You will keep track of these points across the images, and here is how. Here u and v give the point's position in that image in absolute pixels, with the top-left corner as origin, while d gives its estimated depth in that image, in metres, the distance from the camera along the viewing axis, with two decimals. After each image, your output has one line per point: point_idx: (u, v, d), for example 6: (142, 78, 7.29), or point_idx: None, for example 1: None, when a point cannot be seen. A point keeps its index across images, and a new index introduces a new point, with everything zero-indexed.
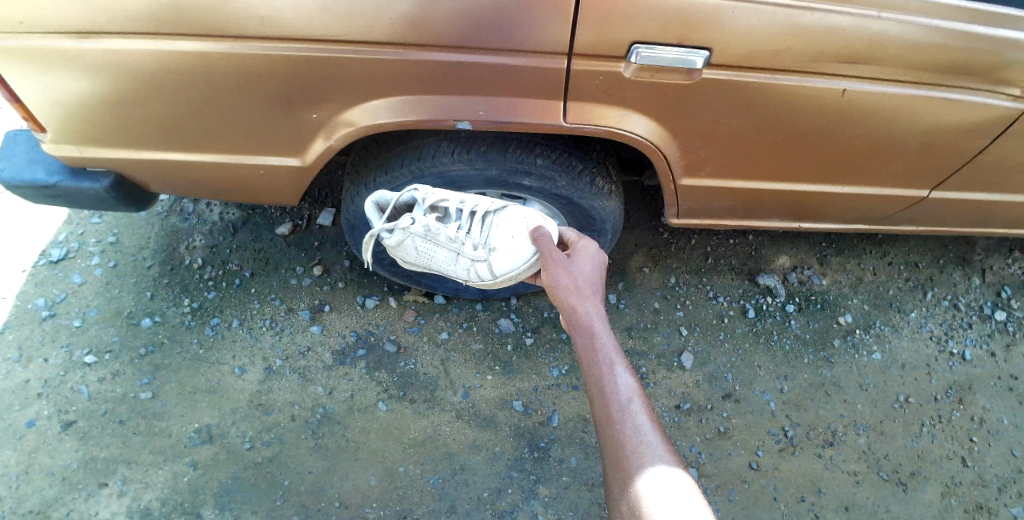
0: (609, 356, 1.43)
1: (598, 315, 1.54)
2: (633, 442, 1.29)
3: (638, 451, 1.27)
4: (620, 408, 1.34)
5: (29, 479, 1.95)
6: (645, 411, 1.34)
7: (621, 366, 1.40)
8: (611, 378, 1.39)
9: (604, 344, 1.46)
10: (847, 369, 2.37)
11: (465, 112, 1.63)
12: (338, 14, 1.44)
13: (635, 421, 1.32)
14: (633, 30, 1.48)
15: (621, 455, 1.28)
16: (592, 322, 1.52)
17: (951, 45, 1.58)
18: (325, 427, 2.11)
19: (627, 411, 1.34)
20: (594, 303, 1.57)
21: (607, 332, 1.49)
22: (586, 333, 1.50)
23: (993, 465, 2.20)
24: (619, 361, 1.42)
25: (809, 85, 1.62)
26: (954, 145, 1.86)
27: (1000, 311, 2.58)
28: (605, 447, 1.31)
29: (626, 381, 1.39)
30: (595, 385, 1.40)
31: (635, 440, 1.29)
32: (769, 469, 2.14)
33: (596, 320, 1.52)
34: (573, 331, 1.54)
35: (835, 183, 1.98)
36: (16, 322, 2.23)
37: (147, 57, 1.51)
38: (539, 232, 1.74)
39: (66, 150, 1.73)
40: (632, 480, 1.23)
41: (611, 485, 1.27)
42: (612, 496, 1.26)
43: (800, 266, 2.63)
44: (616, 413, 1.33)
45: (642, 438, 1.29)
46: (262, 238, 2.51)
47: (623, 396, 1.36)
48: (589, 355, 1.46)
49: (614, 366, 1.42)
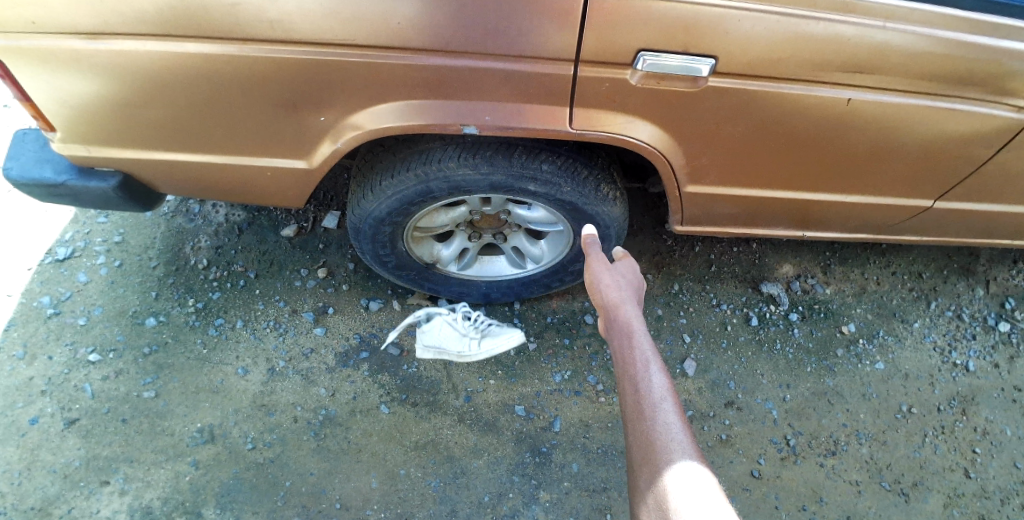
0: (645, 354, 1.32)
1: (635, 314, 1.42)
2: (661, 440, 1.18)
3: (666, 449, 1.16)
4: (651, 405, 1.23)
5: (31, 476, 1.96)
6: (677, 412, 1.23)
7: (656, 365, 1.29)
8: (645, 376, 1.28)
9: (640, 341, 1.34)
10: (849, 379, 2.37)
11: (470, 116, 1.64)
12: (346, 18, 1.45)
13: (666, 421, 1.21)
14: (638, 37, 1.48)
15: (649, 452, 1.17)
16: (629, 319, 1.40)
17: (955, 56, 1.58)
18: (327, 428, 2.11)
19: (659, 409, 1.22)
20: (633, 303, 1.46)
21: (644, 331, 1.37)
22: (623, 331, 1.38)
23: (996, 476, 2.20)
24: (654, 360, 1.31)
25: (813, 94, 1.63)
26: (958, 155, 1.87)
27: (1004, 322, 2.57)
28: (632, 445, 1.20)
29: (661, 381, 1.27)
30: (629, 385, 1.28)
31: (664, 437, 1.18)
32: (771, 477, 2.14)
33: (634, 319, 1.41)
34: (609, 330, 1.42)
35: (838, 191, 1.99)
36: (21, 320, 2.24)
37: (155, 58, 1.52)
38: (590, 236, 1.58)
39: (75, 150, 1.74)
40: (659, 477, 1.13)
41: (636, 484, 1.16)
42: (636, 494, 1.15)
43: (804, 275, 2.63)
44: (647, 410, 1.23)
45: (671, 437, 1.18)
46: (267, 240, 2.52)
47: (655, 394, 1.24)
48: (625, 354, 1.34)
49: (648, 364, 1.30)
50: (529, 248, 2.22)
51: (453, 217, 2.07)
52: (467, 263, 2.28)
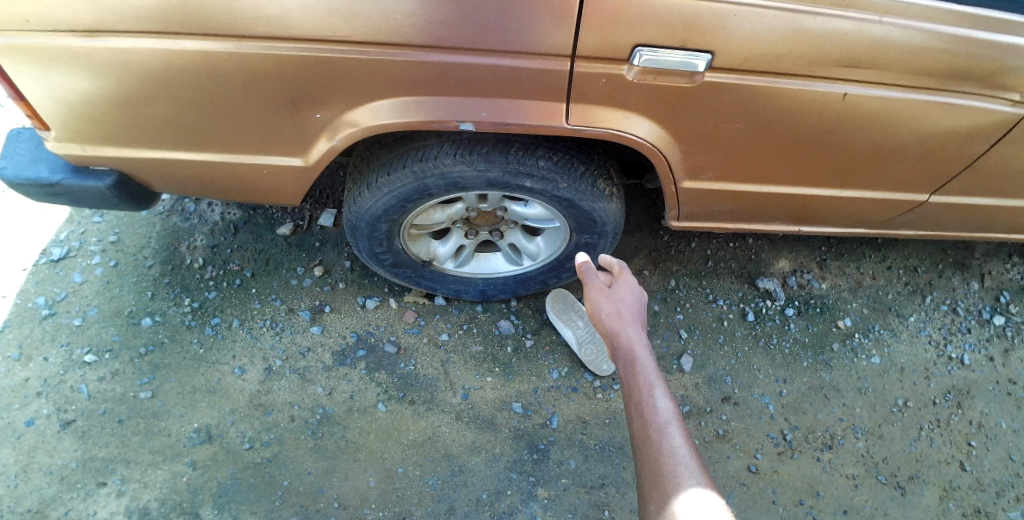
0: (649, 378, 1.33)
1: (639, 338, 1.43)
2: (669, 463, 1.20)
3: (675, 475, 1.18)
4: (658, 430, 1.25)
5: (27, 478, 1.95)
6: (683, 435, 1.24)
7: (660, 389, 1.30)
8: (650, 400, 1.29)
9: (644, 366, 1.36)
10: (845, 373, 2.38)
11: (467, 113, 1.63)
12: (344, 15, 1.45)
13: (673, 445, 1.23)
14: (636, 33, 1.48)
15: (658, 475, 1.19)
16: (632, 344, 1.41)
17: (951, 51, 1.59)
18: (324, 427, 2.11)
19: (665, 434, 1.24)
20: (636, 326, 1.46)
21: (649, 356, 1.38)
22: (626, 356, 1.40)
23: (991, 469, 2.21)
24: (659, 384, 1.32)
25: (809, 89, 1.63)
26: (954, 150, 1.87)
27: (999, 316, 2.58)
28: (642, 469, 1.22)
29: (666, 404, 1.29)
30: (635, 411, 1.30)
31: (672, 462, 1.20)
32: (768, 471, 2.14)
33: (637, 343, 1.41)
34: (613, 356, 1.43)
35: (834, 186, 1.99)
36: (16, 321, 2.23)
37: (153, 56, 1.51)
38: (584, 262, 1.54)
39: (69, 148, 1.73)
40: (669, 500, 1.15)
41: (648, 508, 1.18)
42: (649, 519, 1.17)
43: (799, 270, 2.64)
44: (653, 435, 1.24)
45: (678, 461, 1.20)
46: (263, 239, 2.51)
47: (661, 419, 1.26)
48: (629, 378, 1.35)
49: (653, 388, 1.31)
50: (525, 245, 2.22)
51: (450, 215, 2.07)
52: (464, 261, 2.27)
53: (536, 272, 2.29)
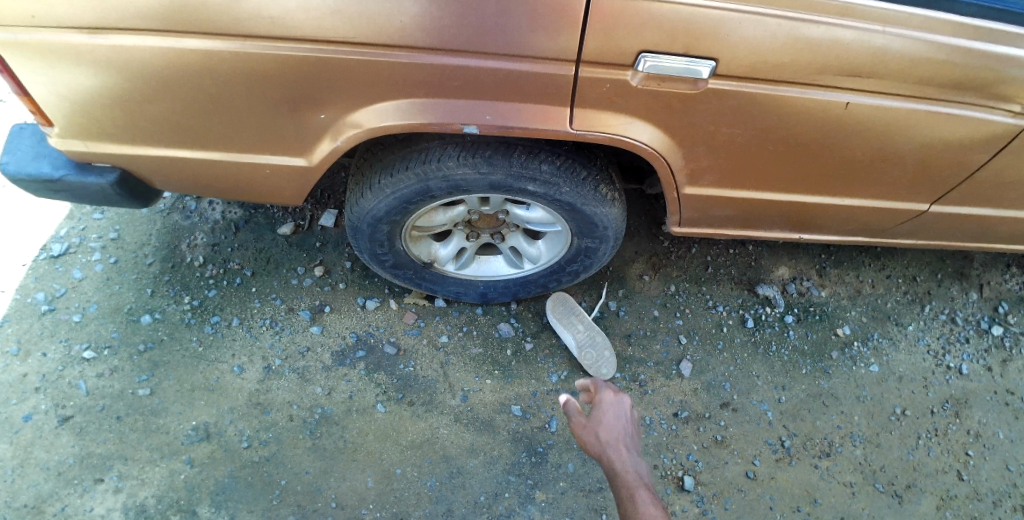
0: (642, 497, 1.33)
1: (628, 458, 1.44)
2: None
3: None
4: None
5: (24, 473, 1.94)
6: None
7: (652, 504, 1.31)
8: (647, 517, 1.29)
9: (636, 485, 1.36)
10: (844, 381, 2.38)
11: (470, 116, 1.64)
12: (349, 17, 1.45)
13: None
14: (639, 39, 1.49)
15: None
16: (621, 465, 1.42)
17: (952, 61, 1.60)
18: (323, 427, 2.10)
19: None
20: (624, 446, 1.47)
21: (638, 477, 1.39)
22: (617, 477, 1.40)
23: (988, 479, 2.21)
24: (652, 500, 1.32)
25: (811, 97, 1.64)
26: (954, 160, 1.88)
27: (997, 326, 2.59)
28: None
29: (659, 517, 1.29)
30: None
31: None
32: (766, 478, 2.14)
33: (625, 465, 1.42)
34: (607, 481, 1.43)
35: (834, 194, 2.00)
36: (16, 316, 2.23)
37: (157, 54, 1.52)
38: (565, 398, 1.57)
39: (72, 145, 1.73)
40: None
41: None
42: None
43: (799, 277, 2.65)
44: None
45: None
46: (264, 238, 2.51)
47: None
48: (624, 499, 1.35)
49: (647, 504, 1.32)
50: (526, 248, 2.22)
51: (452, 217, 2.07)
52: (465, 263, 2.28)
53: (537, 277, 2.29)
